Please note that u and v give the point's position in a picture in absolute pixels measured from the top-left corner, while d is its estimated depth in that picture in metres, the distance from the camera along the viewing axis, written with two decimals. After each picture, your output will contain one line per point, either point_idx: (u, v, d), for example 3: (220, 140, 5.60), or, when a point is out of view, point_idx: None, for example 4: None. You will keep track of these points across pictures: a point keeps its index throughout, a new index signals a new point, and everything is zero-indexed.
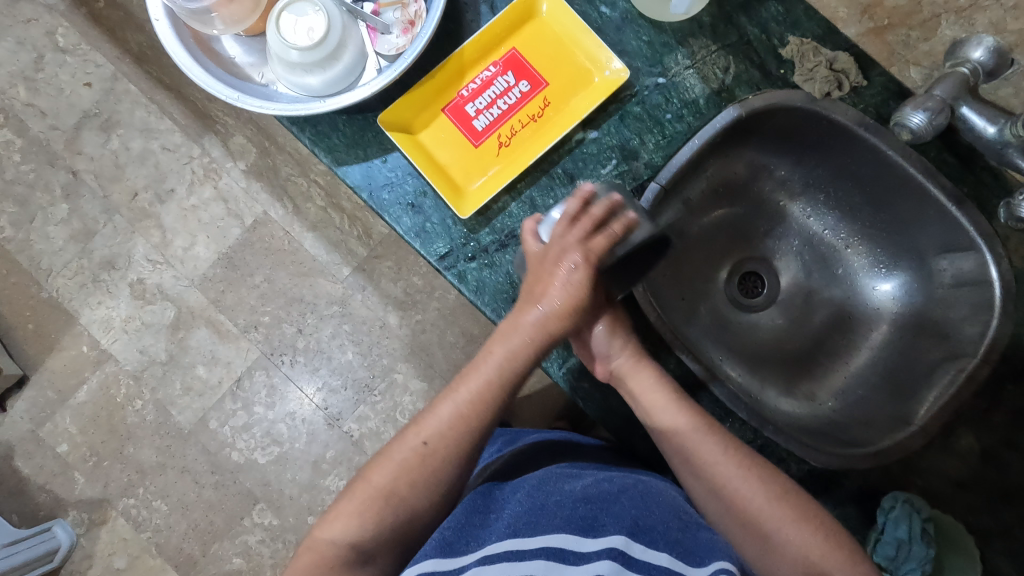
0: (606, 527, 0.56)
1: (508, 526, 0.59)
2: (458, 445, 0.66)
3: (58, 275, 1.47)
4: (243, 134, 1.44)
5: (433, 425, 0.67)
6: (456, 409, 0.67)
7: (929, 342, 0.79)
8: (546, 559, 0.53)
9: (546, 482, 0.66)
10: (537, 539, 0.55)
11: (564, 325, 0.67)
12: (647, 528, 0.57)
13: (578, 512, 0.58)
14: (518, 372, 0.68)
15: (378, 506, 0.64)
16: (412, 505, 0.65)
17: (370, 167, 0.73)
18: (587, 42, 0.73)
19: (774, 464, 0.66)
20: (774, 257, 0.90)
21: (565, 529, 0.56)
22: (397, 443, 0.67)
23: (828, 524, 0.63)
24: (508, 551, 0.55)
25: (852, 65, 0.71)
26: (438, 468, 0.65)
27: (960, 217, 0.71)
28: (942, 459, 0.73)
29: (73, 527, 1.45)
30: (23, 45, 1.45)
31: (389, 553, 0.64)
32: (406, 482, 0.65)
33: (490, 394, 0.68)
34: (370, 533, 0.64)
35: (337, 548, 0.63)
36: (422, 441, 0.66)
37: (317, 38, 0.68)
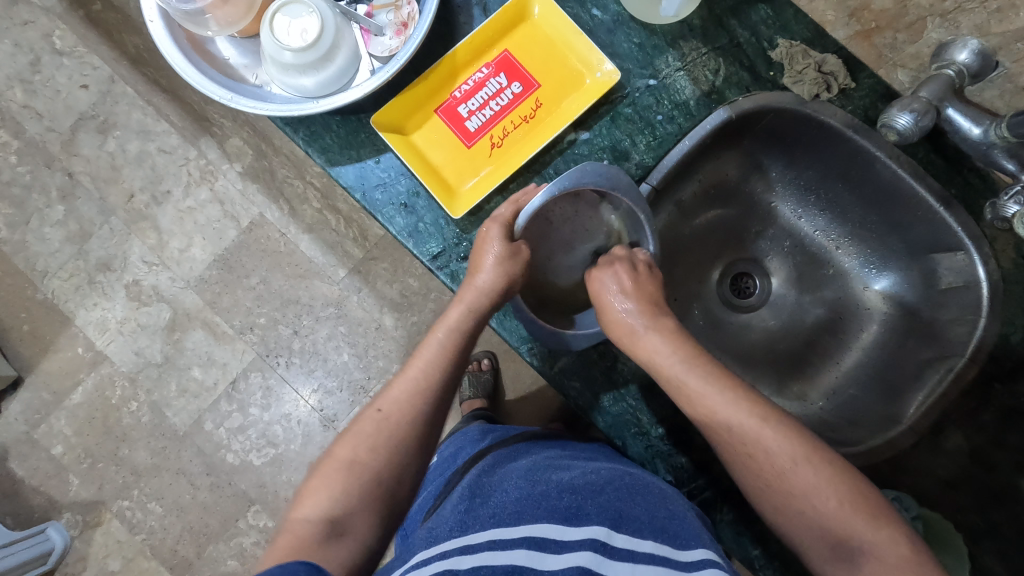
0: (590, 517, 0.56)
1: (493, 516, 0.58)
2: (410, 409, 0.66)
3: (54, 277, 1.47)
4: (239, 136, 1.44)
5: (387, 393, 0.68)
6: (409, 378, 0.68)
7: (918, 342, 0.79)
8: (527, 549, 0.52)
9: (533, 473, 0.66)
10: (520, 529, 0.55)
11: (509, 291, 0.70)
12: (631, 518, 0.57)
13: (562, 502, 0.58)
14: (467, 338, 0.71)
15: (340, 474, 0.62)
16: (376, 470, 0.63)
17: (363, 168, 0.74)
18: (578, 44, 0.74)
19: (792, 460, 0.59)
20: (765, 258, 0.91)
21: (548, 519, 0.56)
22: (356, 419, 0.67)
23: (855, 527, 0.57)
24: (490, 541, 0.54)
25: (840, 67, 0.72)
26: (395, 432, 0.65)
27: (948, 218, 0.72)
28: (931, 458, 0.74)
29: (67, 529, 1.45)
30: (20, 48, 1.45)
31: (363, 520, 0.61)
32: (366, 448, 0.64)
33: (444, 359, 0.69)
34: (341, 502, 0.61)
35: (311, 524, 0.59)
36: (378, 408, 0.66)
37: (311, 40, 0.69)
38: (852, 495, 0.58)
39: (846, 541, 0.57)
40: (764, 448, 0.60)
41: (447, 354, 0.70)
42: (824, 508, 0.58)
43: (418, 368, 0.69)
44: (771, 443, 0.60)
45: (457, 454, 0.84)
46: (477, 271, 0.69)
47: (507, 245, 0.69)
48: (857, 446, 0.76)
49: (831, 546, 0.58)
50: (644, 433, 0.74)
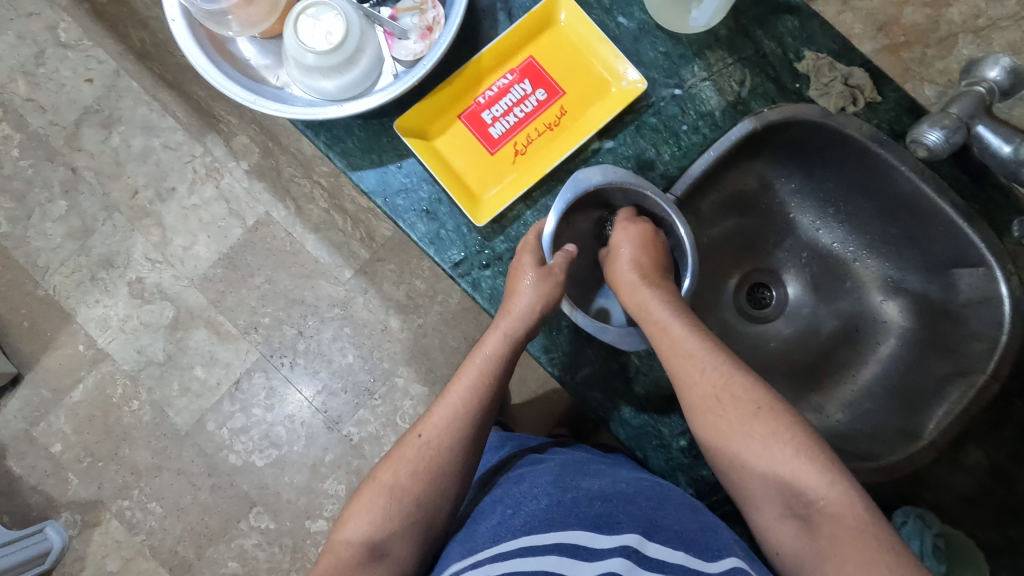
0: (621, 525, 0.55)
1: (524, 524, 0.58)
2: (451, 435, 0.67)
3: (55, 273, 1.46)
4: (246, 134, 1.43)
5: (427, 417, 0.68)
6: (449, 404, 0.68)
7: (936, 357, 0.79)
8: (559, 555, 0.53)
9: (563, 478, 0.64)
10: (550, 536, 0.55)
11: (546, 314, 0.69)
12: (662, 527, 0.57)
13: (593, 510, 0.58)
14: (505, 364, 0.71)
15: (382, 500, 0.64)
16: (417, 497, 0.64)
17: (385, 172, 0.73)
18: (604, 52, 0.73)
19: (754, 407, 0.62)
20: (782, 269, 0.91)
21: (579, 526, 0.56)
22: (397, 443, 0.68)
23: (810, 482, 0.58)
24: (521, 548, 0.54)
25: (867, 81, 0.72)
26: (437, 459, 0.66)
27: (971, 234, 0.72)
28: (951, 474, 0.74)
29: (65, 528, 1.43)
30: (24, 40, 1.43)
31: (404, 545, 0.63)
32: (407, 473, 0.65)
33: (482, 387, 0.69)
34: (383, 527, 0.63)
35: (354, 547, 0.62)
36: (418, 433, 0.67)
37: (336, 42, 0.68)
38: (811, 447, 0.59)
39: (801, 493, 0.58)
40: (729, 393, 0.63)
41: (485, 380, 0.70)
42: (780, 457, 0.59)
43: (456, 395, 0.69)
44: (730, 390, 0.63)
45: None
46: (513, 296, 0.68)
47: (541, 268, 0.68)
48: (876, 462, 0.76)
49: (785, 500, 0.59)
50: (665, 444, 0.73)
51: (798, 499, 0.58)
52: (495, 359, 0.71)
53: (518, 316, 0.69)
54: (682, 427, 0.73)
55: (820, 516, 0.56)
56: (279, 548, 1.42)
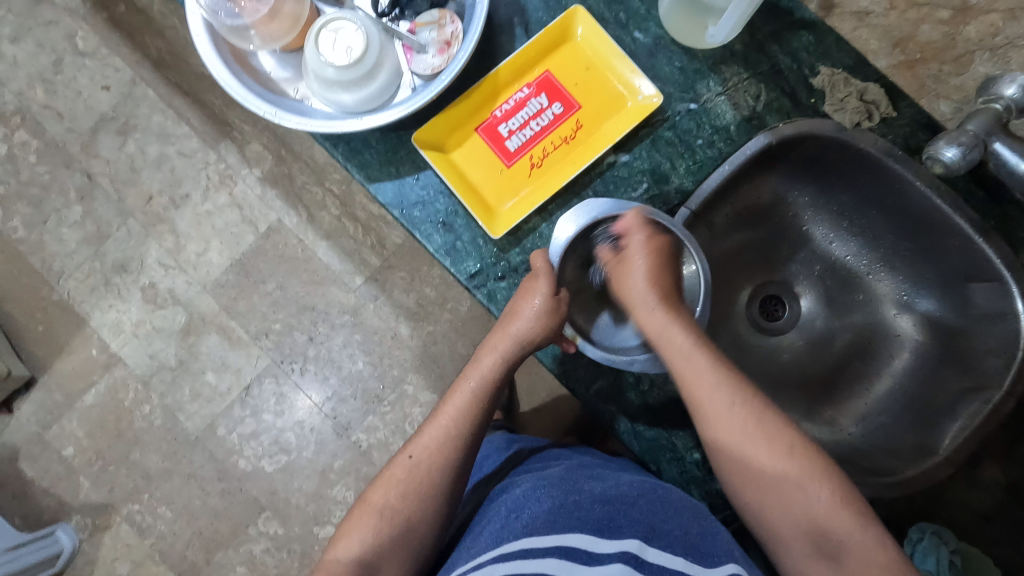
0: (622, 529, 0.54)
1: (525, 525, 0.56)
2: (442, 454, 0.67)
3: (70, 278, 1.47)
4: (259, 141, 1.44)
5: (418, 437, 0.69)
6: (439, 426, 0.69)
7: (952, 372, 0.79)
8: (558, 558, 0.51)
9: (565, 481, 0.62)
10: (551, 538, 0.53)
11: (544, 340, 0.70)
12: (664, 532, 0.55)
13: (594, 513, 0.56)
14: (497, 385, 0.72)
15: (372, 519, 0.65)
16: (408, 515, 0.65)
17: (402, 185, 0.74)
18: (620, 66, 0.74)
19: (788, 447, 0.61)
20: (795, 282, 0.91)
21: (580, 529, 0.54)
22: (389, 464, 0.69)
23: (840, 525, 0.58)
24: (522, 551, 0.53)
25: (882, 96, 0.73)
26: (427, 478, 0.66)
27: (987, 249, 0.72)
28: (967, 490, 0.75)
29: (76, 532, 1.44)
30: (43, 48, 1.45)
31: (394, 563, 0.63)
32: (397, 494, 0.65)
33: (474, 408, 0.70)
34: (374, 546, 0.63)
35: (344, 565, 0.63)
36: (409, 454, 0.68)
37: (355, 57, 0.69)
38: (841, 488, 0.60)
39: (829, 535, 0.58)
40: (760, 429, 0.63)
41: (478, 402, 0.71)
42: (810, 497, 0.60)
43: (449, 415, 0.69)
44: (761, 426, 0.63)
45: (480, 461, 0.81)
46: (514, 319, 0.69)
47: (552, 296, 0.67)
48: (892, 477, 0.75)
49: (813, 539, 0.59)
50: (679, 457, 0.73)
51: (823, 538, 0.58)
52: (488, 381, 0.72)
53: (514, 338, 0.70)
54: (696, 439, 0.73)
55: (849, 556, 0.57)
56: (287, 554, 1.43)
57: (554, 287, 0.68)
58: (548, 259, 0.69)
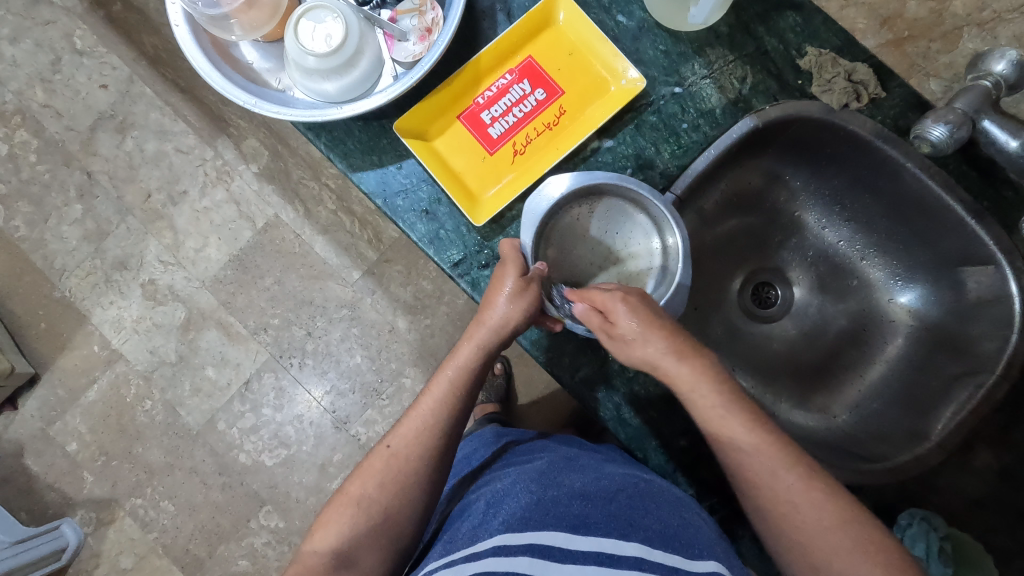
0: (598, 525, 0.52)
1: (502, 521, 0.54)
2: (421, 446, 0.67)
3: (71, 275, 1.48)
4: (256, 137, 1.44)
5: (397, 428, 0.68)
6: (421, 417, 0.68)
7: (946, 357, 0.78)
8: (531, 556, 0.49)
9: (545, 476, 0.61)
10: (526, 535, 0.51)
11: (524, 324, 0.68)
12: (642, 527, 0.53)
13: (572, 509, 0.54)
14: (477, 376, 0.70)
15: (349, 510, 0.64)
16: (385, 507, 0.64)
17: (385, 173, 0.73)
18: (603, 51, 0.73)
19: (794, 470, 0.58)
20: (788, 267, 0.90)
21: (555, 525, 0.52)
22: (370, 455, 0.69)
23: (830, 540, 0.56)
24: (496, 547, 0.50)
25: (871, 76, 0.71)
26: (404, 470, 0.66)
27: (980, 232, 0.70)
28: (960, 476, 0.73)
29: (81, 526, 1.45)
30: (41, 47, 1.46)
31: (371, 555, 0.63)
32: (375, 484, 0.65)
33: (451, 399, 0.69)
34: (349, 537, 0.63)
35: (320, 556, 0.62)
36: (387, 445, 0.68)
37: (335, 45, 0.68)
38: (836, 497, 0.58)
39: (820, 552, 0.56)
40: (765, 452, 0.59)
41: (457, 392, 0.69)
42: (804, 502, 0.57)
43: (428, 405, 0.69)
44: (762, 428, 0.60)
45: (468, 456, 0.81)
46: (488, 309, 0.67)
47: (520, 279, 0.66)
48: (883, 463, 0.74)
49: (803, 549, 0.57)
50: (666, 443, 0.73)
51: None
52: (469, 372, 0.70)
53: (491, 329, 0.68)
54: (683, 426, 0.73)
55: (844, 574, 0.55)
56: (288, 547, 1.44)
57: (521, 272, 0.67)
58: (518, 247, 0.69)
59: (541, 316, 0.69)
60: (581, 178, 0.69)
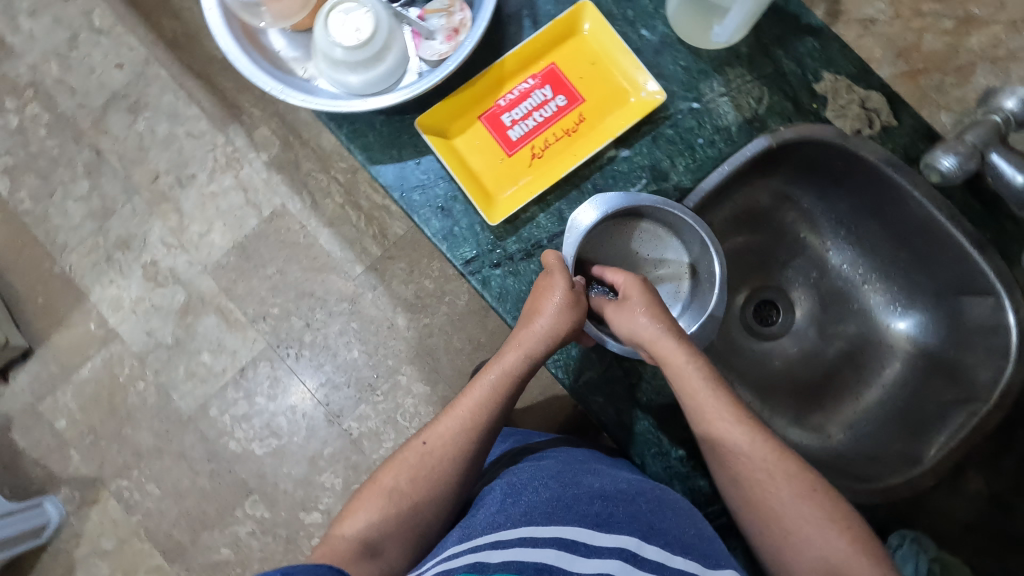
0: (621, 526, 0.52)
1: (522, 514, 0.54)
2: (455, 445, 0.68)
3: (73, 252, 1.48)
4: (268, 127, 1.45)
5: (433, 426, 0.69)
6: (458, 418, 0.69)
7: (943, 382, 0.79)
8: (558, 549, 0.48)
9: (562, 475, 0.61)
10: (551, 529, 0.51)
11: (569, 335, 0.70)
12: (662, 532, 0.53)
13: (593, 508, 0.54)
14: (517, 382, 0.71)
15: (380, 500, 0.65)
16: (415, 501, 0.65)
17: (404, 168, 0.74)
18: (625, 62, 0.74)
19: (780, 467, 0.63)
20: (790, 287, 0.90)
21: (579, 522, 0.52)
22: (402, 448, 0.70)
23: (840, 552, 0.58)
24: (522, 538, 0.50)
25: (884, 105, 0.73)
26: (438, 467, 0.67)
27: (980, 262, 0.72)
28: (952, 502, 0.75)
29: (64, 504, 1.44)
30: (59, 24, 1.47)
31: (396, 548, 0.63)
32: (407, 478, 0.66)
33: (493, 404, 0.70)
34: (379, 527, 0.64)
35: (348, 542, 0.63)
36: (423, 441, 0.69)
37: (364, 38, 0.69)
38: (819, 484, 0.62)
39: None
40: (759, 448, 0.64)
41: (497, 397, 0.70)
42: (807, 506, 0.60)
43: (467, 406, 0.70)
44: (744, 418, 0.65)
45: None
46: (535, 316, 0.69)
47: (570, 290, 0.68)
48: (876, 483, 0.75)
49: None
50: (665, 453, 0.73)
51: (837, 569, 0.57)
52: (510, 377, 0.71)
53: (540, 337, 0.69)
54: (682, 436, 0.74)
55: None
56: (272, 538, 1.43)
57: (569, 282, 0.69)
58: (561, 257, 0.71)
59: (581, 333, 0.72)
60: (621, 201, 0.70)
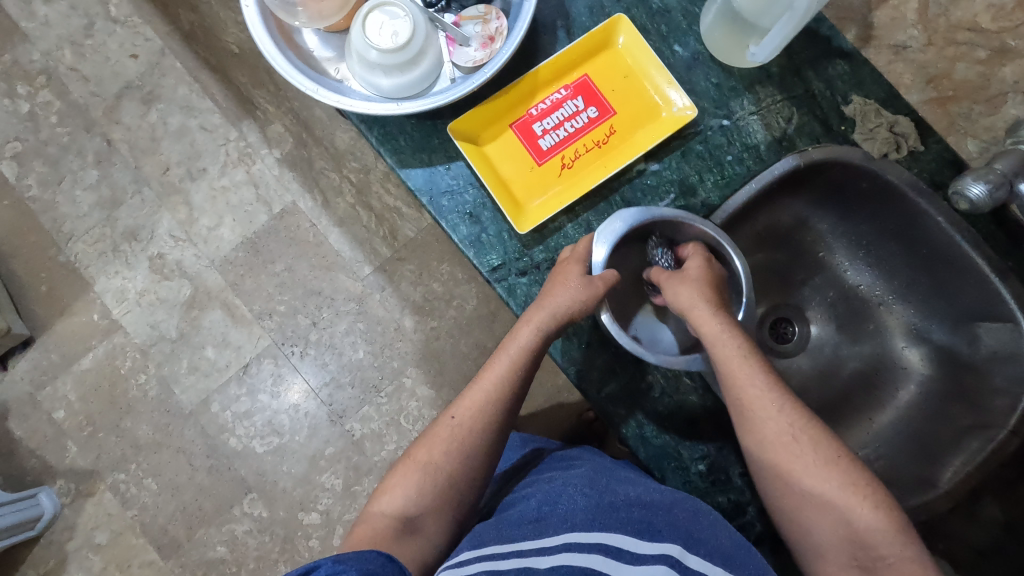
0: (662, 533, 0.53)
1: (564, 518, 0.55)
2: (486, 418, 0.67)
3: (79, 241, 1.47)
4: (282, 123, 1.44)
5: (460, 400, 0.69)
6: (485, 391, 0.68)
7: (958, 408, 0.80)
8: (604, 557, 0.49)
9: (598, 480, 0.61)
10: (594, 536, 0.52)
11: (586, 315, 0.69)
12: (701, 541, 0.54)
13: (634, 514, 0.55)
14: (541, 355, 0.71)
15: (416, 475, 0.65)
16: (450, 476, 0.65)
17: (433, 173, 0.74)
18: (658, 77, 0.75)
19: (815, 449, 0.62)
20: (806, 306, 0.91)
21: (621, 529, 0.53)
22: (433, 424, 0.69)
23: (855, 516, 0.59)
24: (567, 544, 0.51)
25: (911, 129, 0.74)
26: (470, 439, 0.66)
27: (1001, 288, 0.73)
28: (966, 527, 0.76)
29: (58, 496, 1.42)
30: (76, 11, 1.46)
31: (436, 521, 0.64)
32: (440, 452, 0.66)
33: (519, 376, 0.69)
34: (418, 503, 0.64)
35: (389, 519, 0.63)
36: (451, 416, 0.68)
37: (401, 42, 0.69)
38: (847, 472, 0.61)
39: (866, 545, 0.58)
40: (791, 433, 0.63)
41: (521, 370, 0.70)
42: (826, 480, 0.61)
43: (493, 380, 0.69)
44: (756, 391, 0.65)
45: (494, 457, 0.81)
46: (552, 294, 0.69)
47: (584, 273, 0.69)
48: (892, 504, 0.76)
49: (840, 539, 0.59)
50: (684, 468, 0.74)
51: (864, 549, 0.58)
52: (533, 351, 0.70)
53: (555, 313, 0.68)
54: (703, 451, 0.74)
55: (888, 573, 0.57)
56: (270, 537, 1.42)
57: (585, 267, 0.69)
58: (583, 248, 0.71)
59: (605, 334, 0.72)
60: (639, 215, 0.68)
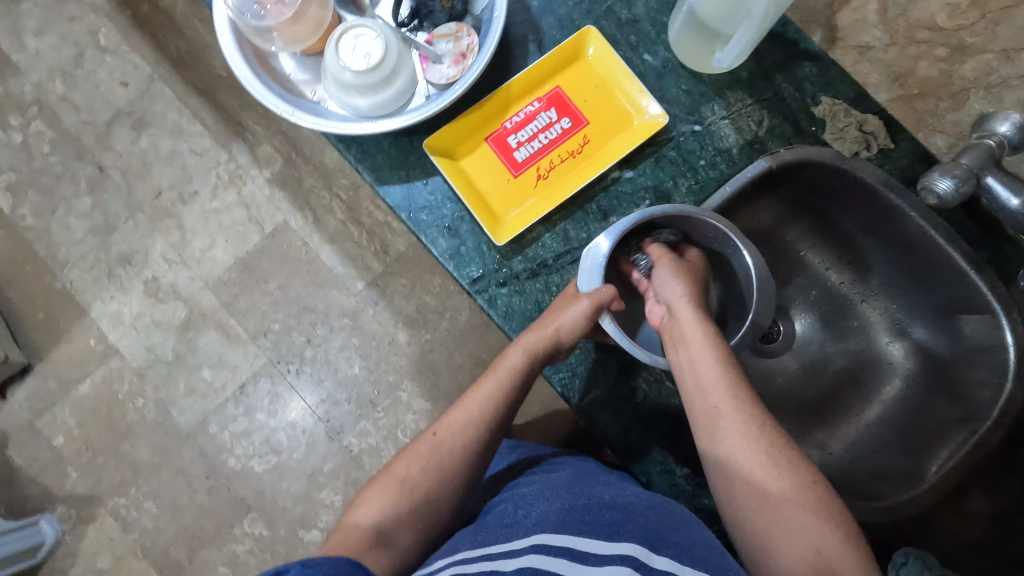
0: (631, 534, 0.53)
1: (536, 521, 0.55)
2: (467, 436, 0.69)
3: (74, 267, 1.48)
4: (271, 143, 1.46)
5: (444, 417, 0.71)
6: (467, 412, 0.70)
7: (943, 401, 0.80)
8: (569, 559, 0.50)
9: (575, 486, 0.61)
10: (562, 539, 0.52)
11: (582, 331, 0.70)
12: (673, 543, 0.54)
13: (605, 518, 0.55)
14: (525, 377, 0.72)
15: (393, 488, 0.66)
16: (427, 489, 0.66)
17: (411, 188, 0.76)
18: (629, 86, 0.76)
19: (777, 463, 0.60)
20: (791, 306, 0.91)
21: (589, 532, 0.53)
22: (416, 440, 0.71)
23: (817, 538, 0.56)
24: (535, 546, 0.51)
25: (880, 128, 0.75)
26: (449, 456, 0.68)
27: (978, 282, 0.73)
28: (954, 522, 0.77)
29: (60, 522, 1.43)
30: (65, 41, 1.49)
31: (407, 535, 0.64)
32: (420, 467, 0.67)
33: (501, 399, 0.71)
34: (392, 514, 0.64)
35: (361, 530, 0.63)
36: (434, 432, 0.69)
37: (374, 62, 0.71)
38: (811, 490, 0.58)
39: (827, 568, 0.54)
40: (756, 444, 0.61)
41: (504, 393, 0.71)
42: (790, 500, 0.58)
43: (476, 402, 0.71)
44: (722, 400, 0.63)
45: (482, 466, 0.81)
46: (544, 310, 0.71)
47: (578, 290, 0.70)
48: (880, 501, 0.76)
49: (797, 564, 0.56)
50: (670, 471, 0.74)
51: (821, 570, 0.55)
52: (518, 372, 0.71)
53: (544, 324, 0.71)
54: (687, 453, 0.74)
55: None
56: (271, 556, 1.42)
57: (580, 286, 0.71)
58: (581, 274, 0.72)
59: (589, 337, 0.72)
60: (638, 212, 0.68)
